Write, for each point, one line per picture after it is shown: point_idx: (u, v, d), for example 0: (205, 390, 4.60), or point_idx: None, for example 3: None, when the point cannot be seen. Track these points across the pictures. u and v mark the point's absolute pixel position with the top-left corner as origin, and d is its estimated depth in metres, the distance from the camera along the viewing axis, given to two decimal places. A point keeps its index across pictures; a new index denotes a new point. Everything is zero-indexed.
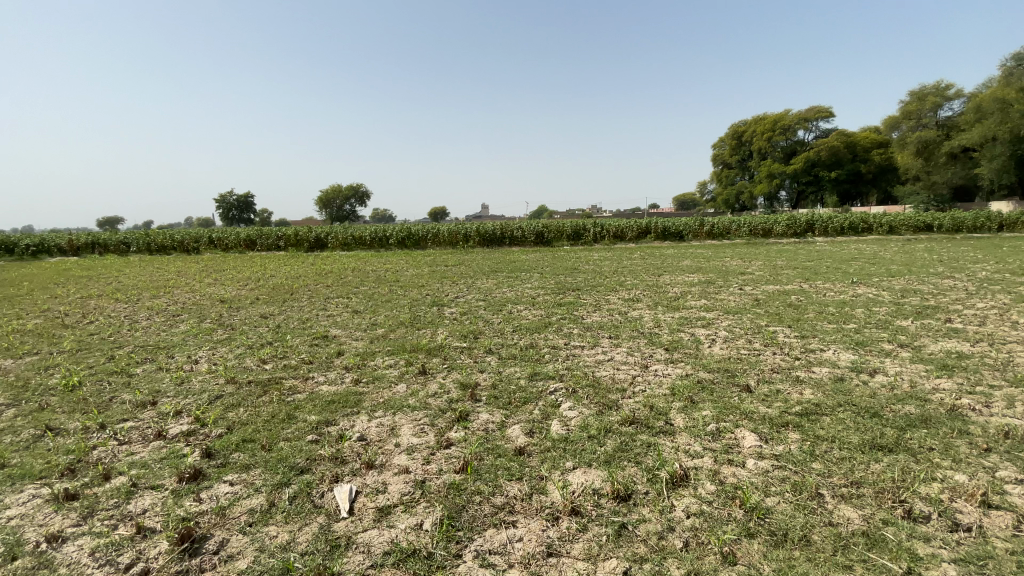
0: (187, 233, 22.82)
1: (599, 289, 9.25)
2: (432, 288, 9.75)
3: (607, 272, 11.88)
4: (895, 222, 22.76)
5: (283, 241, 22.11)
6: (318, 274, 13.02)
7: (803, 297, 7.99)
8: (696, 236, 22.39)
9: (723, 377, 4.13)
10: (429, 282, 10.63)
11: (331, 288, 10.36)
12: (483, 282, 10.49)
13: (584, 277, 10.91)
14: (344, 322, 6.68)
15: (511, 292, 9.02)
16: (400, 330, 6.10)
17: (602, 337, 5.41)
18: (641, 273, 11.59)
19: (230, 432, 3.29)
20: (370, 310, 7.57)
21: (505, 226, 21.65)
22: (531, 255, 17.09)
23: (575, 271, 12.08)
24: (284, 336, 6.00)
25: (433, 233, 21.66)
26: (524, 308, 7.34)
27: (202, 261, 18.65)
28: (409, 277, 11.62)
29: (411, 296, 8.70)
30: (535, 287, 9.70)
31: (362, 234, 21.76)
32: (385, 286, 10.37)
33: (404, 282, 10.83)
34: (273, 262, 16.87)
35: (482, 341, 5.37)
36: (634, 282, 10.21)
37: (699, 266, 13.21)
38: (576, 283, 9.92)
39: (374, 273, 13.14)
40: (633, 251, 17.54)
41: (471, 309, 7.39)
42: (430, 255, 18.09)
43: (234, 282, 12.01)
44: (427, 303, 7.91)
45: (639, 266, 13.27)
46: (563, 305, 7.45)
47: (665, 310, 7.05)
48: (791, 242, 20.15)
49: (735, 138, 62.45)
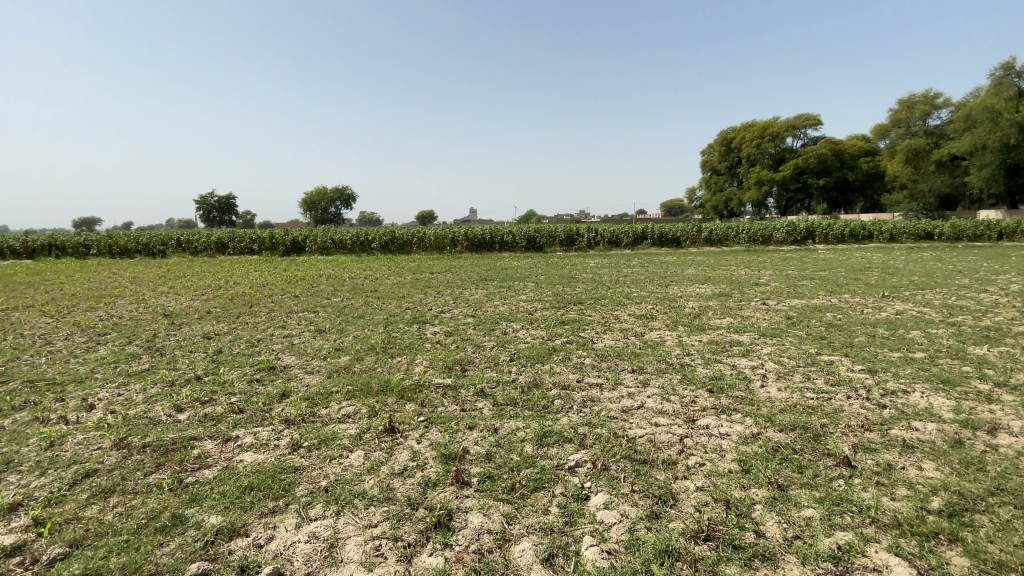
0: (154, 235, 21.22)
1: (604, 301, 8.13)
2: (414, 300, 8.55)
3: (607, 282, 10.78)
4: (896, 229, 22.08)
5: (257, 244, 20.65)
6: (287, 282, 11.71)
7: (841, 315, 6.95)
8: (694, 242, 21.51)
9: (805, 441, 3.02)
10: (411, 293, 9.43)
11: (298, 299, 9.07)
12: (470, 293, 9.32)
13: (584, 288, 9.80)
14: (300, 347, 5.44)
15: (503, 305, 7.87)
16: (369, 357, 4.90)
17: (623, 373, 4.26)
18: (646, 283, 10.49)
19: (72, 557, 2.08)
20: (337, 328, 6.36)
21: (495, 231, 20.51)
22: (522, 262, 15.95)
23: (572, 280, 10.94)
24: (220, 367, 4.74)
25: (418, 236, 20.41)
26: (520, 327, 6.18)
27: (165, 265, 17.14)
28: (389, 287, 10.42)
29: (388, 311, 7.51)
30: (531, 299, 8.54)
31: (342, 237, 20.41)
32: (360, 297, 9.11)
33: (383, 292, 9.62)
34: (242, 268, 15.48)
35: (472, 378, 4.19)
36: (641, 293, 9.13)
37: (706, 275, 12.16)
38: (576, 296, 8.80)
39: (350, 281, 11.87)
40: (630, 258, 16.51)
41: (458, 328, 6.20)
42: (414, 261, 16.85)
43: (190, 290, 10.63)
44: (406, 320, 6.71)
45: (642, 274, 12.17)
46: (566, 323, 6.31)
47: (688, 330, 5.97)
48: (792, 250, 19.30)
49: (725, 144, 62.15)
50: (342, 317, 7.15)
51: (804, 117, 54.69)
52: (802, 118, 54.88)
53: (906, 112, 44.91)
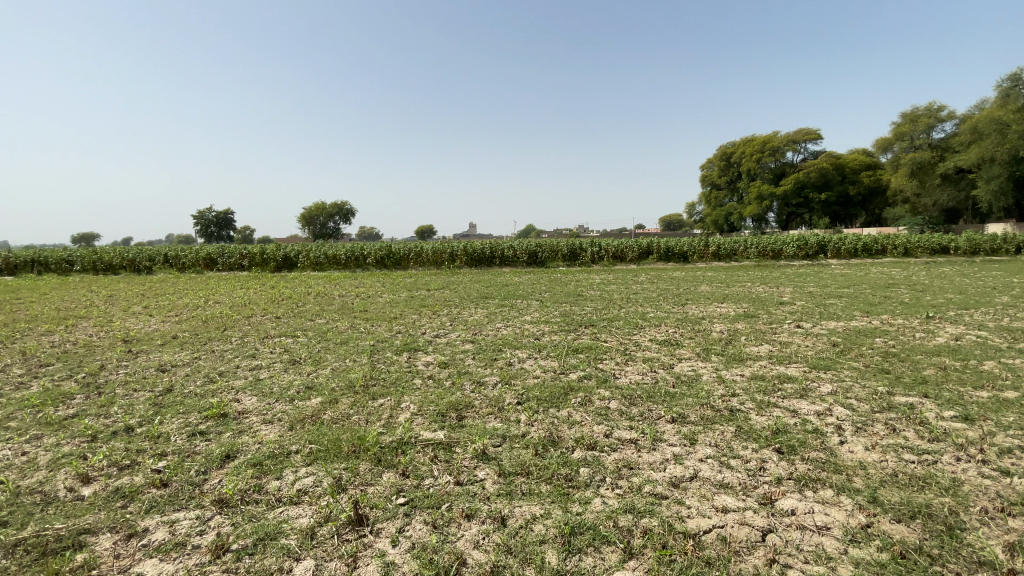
0: (140, 250, 20.36)
1: (618, 323, 7.27)
2: (406, 322, 7.68)
3: (617, 300, 9.92)
4: (910, 243, 21.32)
5: (247, 259, 19.81)
6: (271, 300, 10.83)
7: (891, 340, 6.10)
8: (702, 257, 20.73)
9: (942, 543, 2.15)
10: (404, 314, 8.59)
11: (279, 320, 8.20)
12: (469, 313, 8.46)
13: (594, 306, 8.95)
14: (266, 384, 4.57)
15: (506, 329, 6.98)
16: (345, 399, 4.01)
17: (662, 424, 3.39)
18: (660, 302, 9.64)
19: None
20: (315, 358, 5.48)
21: (495, 245, 19.70)
22: (523, 278, 15.10)
23: (580, 299, 10.10)
24: (160, 413, 3.86)
25: (415, 251, 19.62)
26: (528, 357, 5.31)
27: (148, 282, 16.27)
28: (381, 306, 9.58)
29: (377, 335, 6.65)
30: (536, 320, 7.68)
31: (336, 253, 19.59)
32: (347, 318, 8.24)
33: (373, 312, 8.80)
34: (227, 285, 14.62)
35: (472, 431, 3.31)
36: (657, 312, 8.28)
37: (723, 292, 11.31)
38: (587, 315, 7.95)
39: (340, 299, 11.01)
40: (637, 274, 15.71)
41: (455, 358, 5.34)
42: (410, 276, 16.03)
43: (163, 310, 9.74)
44: (395, 348, 5.83)
45: (653, 291, 11.33)
46: (581, 351, 5.45)
47: (724, 361, 5.11)
48: (805, 265, 18.50)
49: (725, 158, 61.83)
50: (324, 343, 6.27)
51: (804, 131, 54.48)
52: (802, 132, 54.60)
53: (909, 125, 44.49)
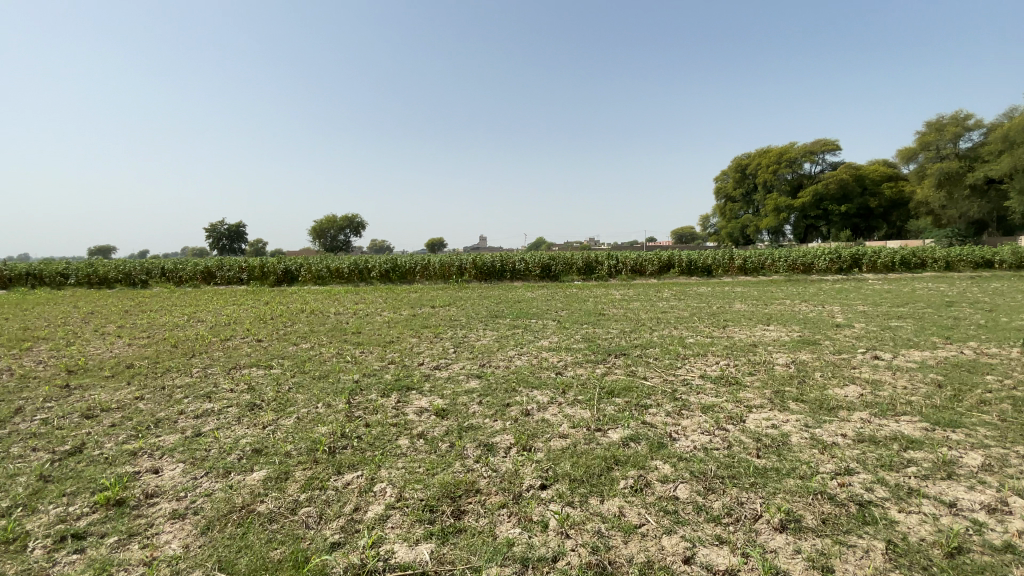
0: (137, 262, 19.55)
1: (655, 352, 6.05)
2: (403, 348, 6.54)
3: (646, 321, 8.71)
4: (952, 256, 19.78)
5: (246, 272, 18.89)
6: (258, 319, 9.78)
7: (1009, 380, 4.83)
8: (727, 270, 19.43)
9: None
10: (404, 336, 7.48)
11: (259, 344, 7.13)
12: (478, 336, 7.32)
13: (621, 328, 7.74)
14: (204, 442, 3.45)
15: (521, 358, 5.80)
16: (299, 475, 2.87)
17: (768, 539, 2.20)
18: (696, 323, 8.41)
19: None
20: (281, 401, 4.35)
21: (506, 258, 18.61)
22: (537, 293, 13.96)
23: (604, 319, 8.91)
24: (37, 498, 2.75)
25: (422, 264, 18.58)
26: (551, 402, 4.12)
27: (141, 296, 15.42)
28: (378, 326, 8.47)
29: (365, 366, 5.52)
30: (556, 346, 6.51)
31: (338, 266, 18.63)
32: (336, 341, 7.14)
33: (368, 334, 7.69)
34: (220, 300, 13.68)
35: (473, 548, 2.14)
36: (698, 337, 7.07)
37: (762, 311, 10.03)
38: (616, 341, 6.74)
39: (335, 317, 9.93)
40: (660, 289, 14.48)
41: (457, 403, 4.17)
42: (415, 291, 14.98)
43: (136, 330, 8.73)
44: (383, 387, 4.67)
45: (683, 310, 10.10)
46: (618, 394, 4.26)
47: (810, 413, 3.89)
48: (841, 280, 17.10)
49: (740, 170, 60.54)
50: (299, 377, 5.16)
51: (822, 142, 53.07)
52: (821, 143, 53.17)
53: (934, 135, 42.86)
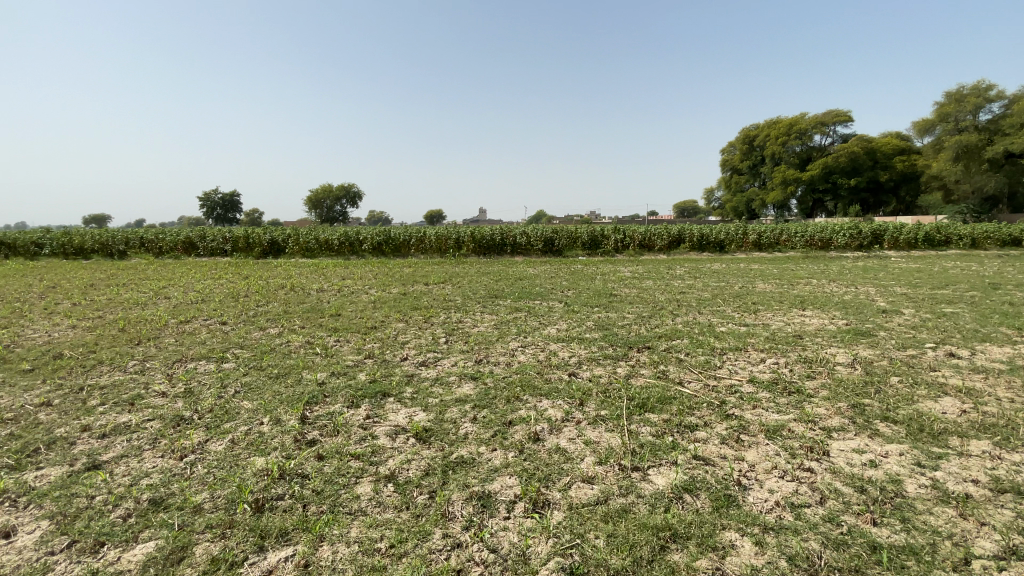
0: (114, 231, 18.37)
1: (685, 345, 5.08)
2: (386, 336, 5.56)
3: (665, 303, 7.71)
4: (978, 233, 18.68)
5: (230, 243, 17.75)
6: (230, 296, 8.77)
7: None
8: (740, 246, 18.35)
9: None
10: (389, 320, 6.49)
11: (221, 329, 6.14)
12: (474, 321, 6.32)
13: (639, 313, 6.75)
14: (89, 484, 2.50)
15: (525, 351, 4.83)
16: (200, 556, 1.92)
17: None
18: (723, 306, 7.43)
19: None
20: (218, 414, 3.39)
21: (506, 231, 17.49)
22: (539, 269, 12.96)
23: (617, 300, 7.93)
24: None
25: (417, 236, 17.48)
26: (566, 420, 3.15)
27: (115, 268, 14.35)
28: (362, 307, 7.47)
29: (337, 361, 4.55)
30: (567, 335, 5.52)
31: (328, 238, 17.51)
32: (310, 326, 6.15)
33: (347, 316, 6.69)
34: (197, 273, 12.66)
35: None
36: (730, 324, 6.09)
37: (791, 292, 9.05)
38: (636, 330, 5.76)
39: (317, 295, 8.93)
40: (671, 266, 13.46)
41: (444, 418, 3.21)
42: (408, 266, 13.95)
43: (89, 310, 7.73)
44: (352, 393, 3.70)
45: (703, 291, 9.10)
46: (653, 409, 3.29)
47: (910, 444, 2.94)
48: (862, 258, 16.05)
49: (747, 142, 58.69)
50: (251, 377, 4.18)
51: (834, 113, 51.13)
52: (832, 114, 51.17)
53: (953, 106, 40.94)
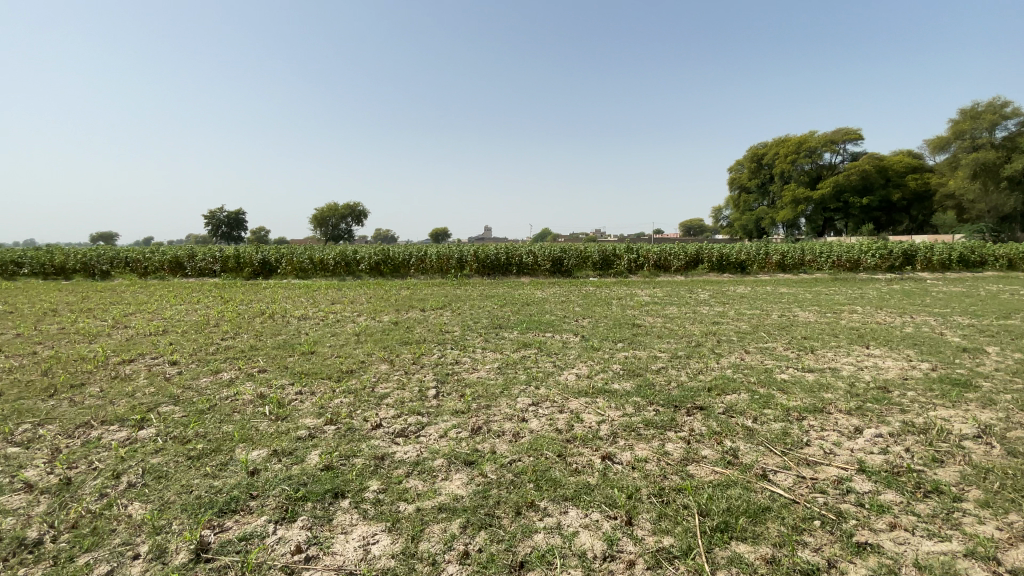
0: (100, 250, 17.45)
1: (747, 404, 3.91)
2: (361, 385, 4.41)
3: (700, 337, 6.54)
4: (1017, 253, 17.35)
5: (219, 263, 16.75)
6: (197, 326, 7.67)
7: None
8: (762, 267, 17.18)
9: None
10: (370, 359, 5.36)
11: (163, 374, 5.02)
12: (474, 362, 5.16)
13: (674, 353, 5.58)
14: None
15: (540, 411, 3.67)
16: None
17: None
18: (771, 342, 6.24)
19: None
20: (80, 537, 2.25)
21: (511, 250, 16.44)
22: (548, 293, 11.84)
23: (643, 333, 6.76)
24: None
25: (417, 256, 16.45)
26: (612, 560, 2.00)
27: (91, 291, 13.33)
28: (343, 341, 6.34)
29: (287, 429, 3.40)
30: (590, 386, 4.36)
31: (323, 258, 16.50)
32: (272, 369, 5.02)
33: (321, 355, 5.56)
34: (174, 298, 11.63)
35: None
36: (791, 370, 4.91)
37: (840, 322, 7.83)
38: (676, 378, 4.59)
39: (296, 324, 7.83)
40: (692, 289, 12.31)
41: (419, 552, 2.05)
42: (406, 288, 12.86)
43: (26, 344, 6.64)
44: (290, 493, 2.55)
45: (739, 320, 7.92)
46: (743, 538, 2.13)
47: None
48: (897, 280, 14.81)
49: (755, 160, 57.85)
50: (161, 459, 3.05)
51: (844, 131, 50.31)
52: (842, 132, 50.39)
53: (968, 122, 39.97)
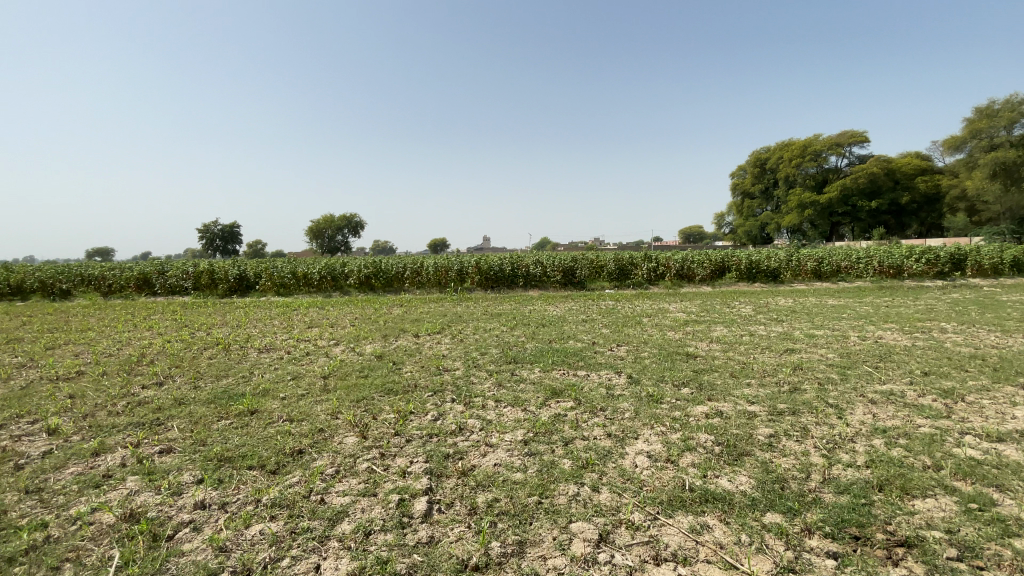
0: (61, 267, 15.74)
1: (978, 533, 2.22)
2: (308, 487, 2.70)
3: (789, 375, 4.83)
4: None
5: (192, 278, 15.06)
6: (125, 365, 5.96)
7: None
8: (795, 275, 15.55)
9: None
10: (334, 425, 3.65)
11: (14, 459, 3.30)
12: (486, 430, 3.44)
13: (773, 408, 3.88)
14: None
15: (621, 565, 1.98)
16: None
17: None
18: (891, 385, 4.54)
19: None
20: None
21: (517, 260, 14.84)
22: (563, 310, 10.19)
23: (709, 370, 5.05)
24: None
25: (413, 268, 14.81)
26: None
27: (37, 314, 11.59)
28: (304, 389, 4.63)
29: None
30: (684, 483, 2.65)
31: (307, 271, 14.84)
32: (182, 450, 3.30)
33: (264, 417, 3.84)
34: (125, 322, 9.92)
35: None
36: (974, 444, 3.22)
37: (949, 348, 6.13)
38: (811, 465, 2.89)
39: (253, 360, 6.11)
40: (730, 303, 10.64)
41: None
42: (399, 306, 11.17)
43: None
44: None
45: (818, 346, 6.22)
46: None
47: None
48: (954, 289, 13.16)
49: (759, 164, 56.46)
50: None
51: (850, 134, 49.05)
52: (849, 134, 49.06)
53: (982, 122, 38.64)
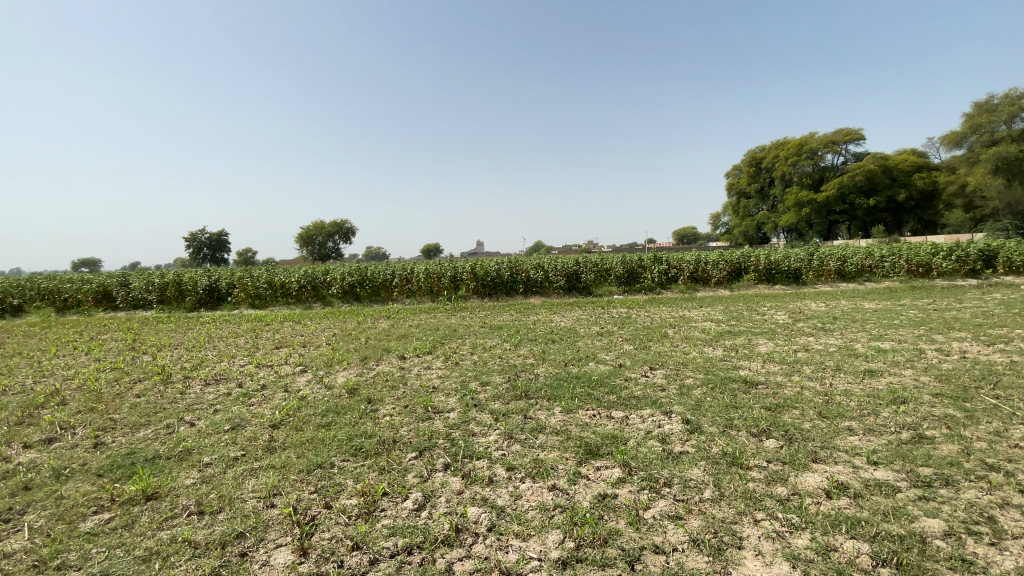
0: (15, 281, 14.32)
1: None
2: None
3: (898, 413, 3.60)
4: None
5: (158, 290, 13.67)
6: (22, 408, 4.62)
7: None
8: (817, 276, 14.43)
9: None
10: (261, 524, 2.36)
11: None
12: (499, 535, 2.18)
13: (917, 477, 2.65)
14: None
15: None
16: None
17: None
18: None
19: None
20: None
21: (516, 265, 13.61)
22: (571, 320, 8.93)
23: (786, 407, 3.80)
24: None
25: (402, 274, 13.53)
26: None
27: None
28: (239, 448, 3.33)
29: None
30: None
31: (285, 280, 13.50)
32: None
33: (161, 509, 2.55)
34: (64, 344, 8.55)
35: None
36: None
37: None
38: None
39: (191, 397, 4.79)
40: (759, 309, 9.44)
41: None
42: (385, 318, 9.89)
43: None
44: None
45: (903, 365, 4.99)
46: None
47: None
48: (994, 288, 12.06)
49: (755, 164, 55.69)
50: None
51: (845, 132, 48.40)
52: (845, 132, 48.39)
53: (982, 116, 37.93)
